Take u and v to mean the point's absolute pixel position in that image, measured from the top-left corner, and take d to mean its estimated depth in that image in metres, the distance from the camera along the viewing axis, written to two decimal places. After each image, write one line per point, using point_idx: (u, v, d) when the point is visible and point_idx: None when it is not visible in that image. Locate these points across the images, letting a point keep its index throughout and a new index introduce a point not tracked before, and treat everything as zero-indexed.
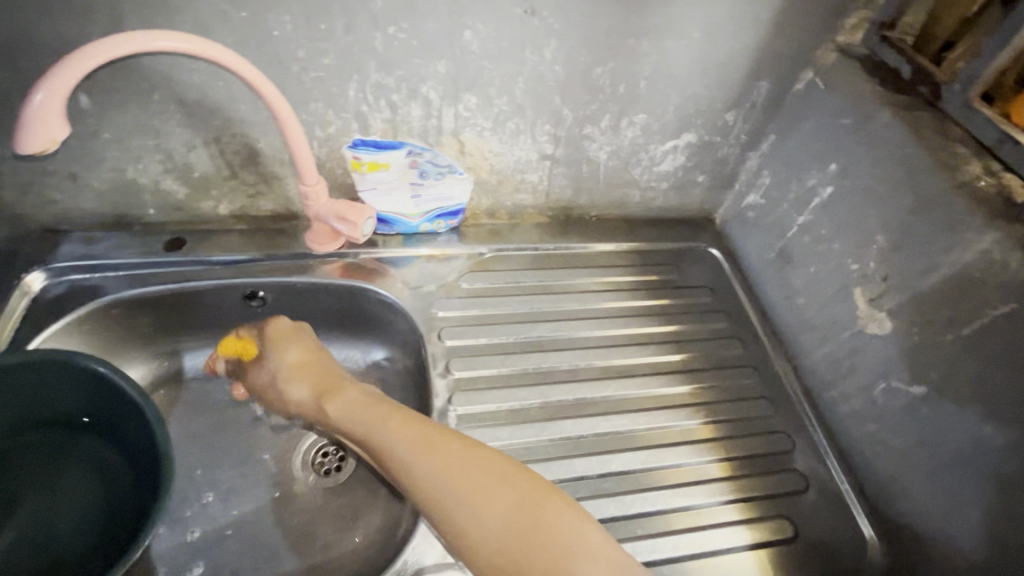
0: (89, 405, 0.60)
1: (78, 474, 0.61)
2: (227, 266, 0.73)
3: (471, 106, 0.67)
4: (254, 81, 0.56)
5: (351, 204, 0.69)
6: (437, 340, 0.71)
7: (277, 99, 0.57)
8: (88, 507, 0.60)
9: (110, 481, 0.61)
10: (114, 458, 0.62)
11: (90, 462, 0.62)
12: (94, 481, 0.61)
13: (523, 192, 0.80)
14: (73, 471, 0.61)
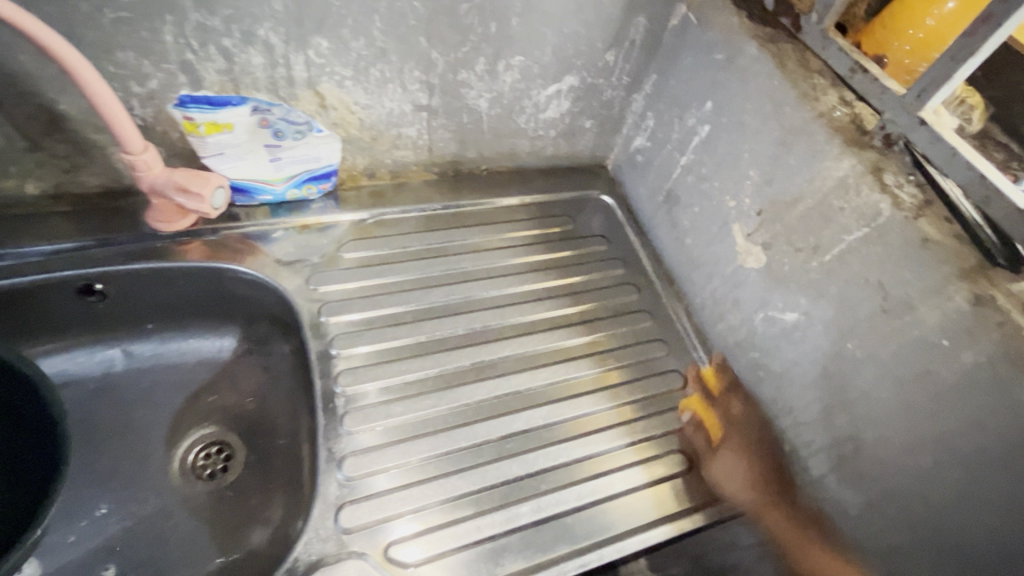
0: None
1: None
2: (47, 257, 0.60)
3: (324, 51, 0.59)
4: (21, 22, 0.44)
5: (193, 172, 0.60)
6: (318, 317, 0.64)
7: (60, 43, 0.46)
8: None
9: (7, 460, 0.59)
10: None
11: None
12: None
13: (403, 149, 0.74)
14: None
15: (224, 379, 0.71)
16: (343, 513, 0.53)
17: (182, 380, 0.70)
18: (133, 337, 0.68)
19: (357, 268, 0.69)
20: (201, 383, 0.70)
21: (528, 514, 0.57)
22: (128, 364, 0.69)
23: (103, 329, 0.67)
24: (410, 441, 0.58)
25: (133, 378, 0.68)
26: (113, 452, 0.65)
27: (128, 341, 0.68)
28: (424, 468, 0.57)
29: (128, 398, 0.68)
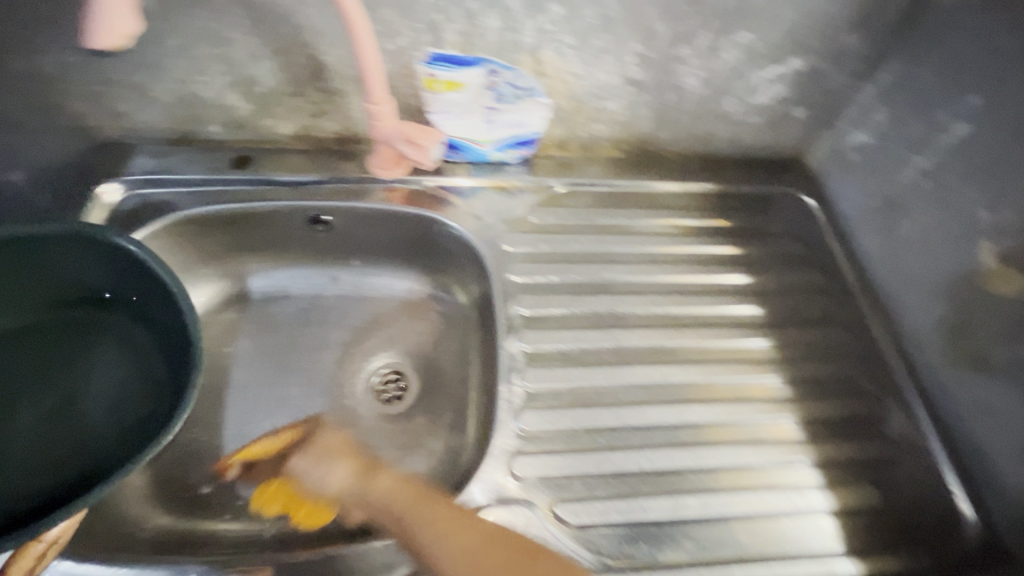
0: (134, 284, 0.58)
1: (119, 362, 0.59)
2: (291, 186, 0.72)
3: (556, 18, 0.60)
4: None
5: (420, 127, 0.65)
6: (504, 275, 0.67)
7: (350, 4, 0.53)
8: (124, 400, 0.57)
9: (149, 373, 0.58)
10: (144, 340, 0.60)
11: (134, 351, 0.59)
12: (133, 370, 0.59)
13: (599, 122, 0.74)
14: (115, 355, 0.59)
15: (405, 319, 0.78)
16: (517, 462, 0.55)
17: (372, 313, 0.78)
18: (341, 266, 0.78)
19: (541, 234, 0.71)
20: (386, 319, 0.78)
21: (695, 509, 0.55)
22: (332, 290, 0.78)
23: (319, 255, 0.77)
24: (588, 409, 0.59)
25: (334, 303, 0.78)
26: (312, 363, 0.74)
27: (337, 269, 0.78)
28: (599, 438, 0.57)
29: (329, 319, 0.77)
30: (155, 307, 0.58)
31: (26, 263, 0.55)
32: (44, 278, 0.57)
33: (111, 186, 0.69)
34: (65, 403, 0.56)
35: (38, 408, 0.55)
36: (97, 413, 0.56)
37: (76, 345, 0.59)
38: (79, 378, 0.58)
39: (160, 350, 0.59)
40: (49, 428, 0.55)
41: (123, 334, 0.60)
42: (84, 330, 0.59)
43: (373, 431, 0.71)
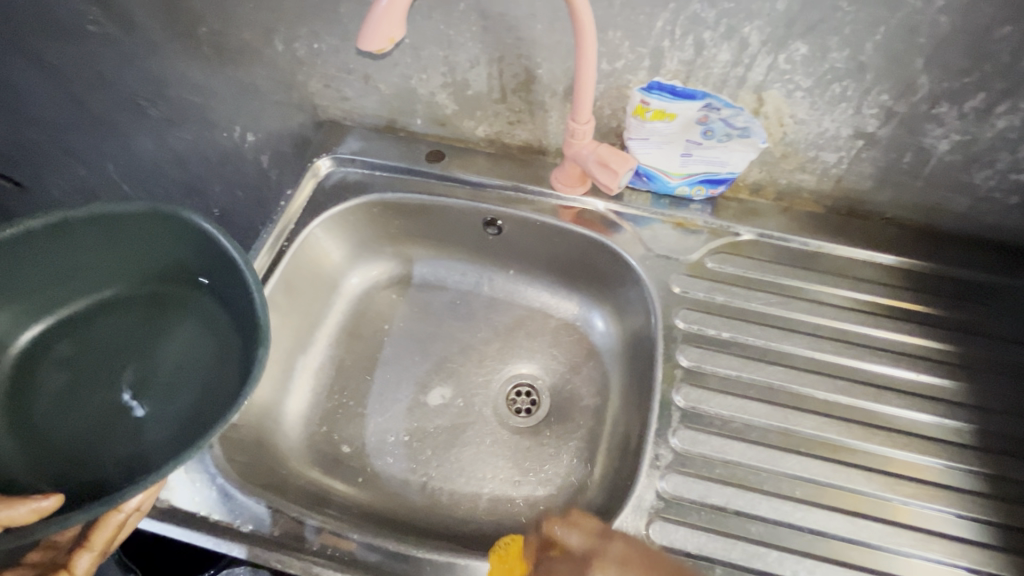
0: (203, 264, 0.62)
1: (187, 336, 0.64)
2: (472, 186, 0.74)
3: (796, 57, 0.54)
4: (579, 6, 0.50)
5: (616, 152, 0.63)
6: (672, 319, 0.62)
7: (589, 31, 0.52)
8: (189, 371, 0.62)
9: (210, 348, 0.63)
10: (211, 315, 0.64)
11: (201, 327, 0.64)
12: (198, 345, 0.63)
13: (808, 172, 0.66)
14: (183, 329, 0.64)
15: (549, 334, 0.77)
16: (654, 526, 0.51)
17: (518, 321, 0.78)
18: (499, 270, 0.79)
19: (716, 282, 0.65)
20: (531, 330, 0.77)
21: None
22: (485, 290, 0.80)
23: (482, 256, 0.79)
24: (743, 490, 0.52)
25: (484, 303, 0.79)
26: (452, 354, 0.77)
27: (494, 272, 0.79)
28: (751, 528, 0.51)
29: (477, 318, 0.79)
30: (225, 280, 0.62)
31: (121, 241, 0.61)
32: (137, 256, 0.63)
33: (324, 160, 0.76)
34: (141, 378, 0.62)
35: (133, 378, 0.61)
36: (168, 382, 0.61)
37: (163, 316, 0.64)
38: (167, 349, 0.63)
39: (223, 323, 0.63)
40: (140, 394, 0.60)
41: (200, 305, 0.65)
42: (170, 303, 0.65)
43: (497, 438, 0.71)
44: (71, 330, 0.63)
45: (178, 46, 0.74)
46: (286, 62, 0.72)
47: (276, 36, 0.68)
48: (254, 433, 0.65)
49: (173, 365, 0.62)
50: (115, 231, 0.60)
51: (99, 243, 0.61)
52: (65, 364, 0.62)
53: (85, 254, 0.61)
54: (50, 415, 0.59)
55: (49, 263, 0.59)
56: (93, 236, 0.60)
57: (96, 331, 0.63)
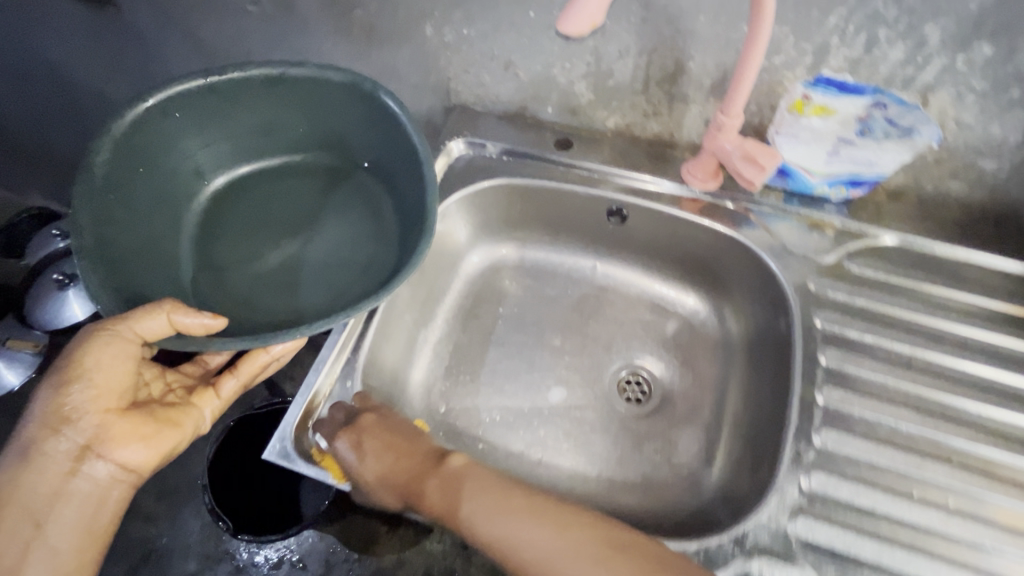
0: (375, 145, 0.64)
1: (348, 210, 0.65)
2: (600, 175, 0.76)
3: (977, 58, 0.53)
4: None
5: (764, 146, 0.63)
6: (811, 319, 0.62)
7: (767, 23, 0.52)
8: (350, 240, 0.63)
9: (372, 224, 0.64)
10: (373, 196, 0.66)
11: (363, 205, 0.65)
12: (358, 218, 0.65)
13: (959, 179, 0.64)
14: (346, 202, 0.66)
15: (662, 326, 0.78)
16: (798, 520, 0.51)
17: (632, 311, 0.79)
18: (615, 259, 0.80)
19: (857, 285, 0.64)
20: (644, 320, 0.78)
21: None
22: (599, 277, 0.81)
23: (598, 244, 0.80)
24: (889, 493, 0.52)
25: (597, 290, 0.81)
26: (562, 336, 0.79)
27: (610, 260, 0.81)
28: (898, 531, 0.51)
29: (590, 305, 0.80)
30: (394, 162, 0.63)
31: (317, 106, 0.64)
32: (322, 126, 0.66)
33: (457, 142, 0.79)
34: (304, 238, 0.63)
35: (296, 237, 0.63)
36: (329, 247, 0.63)
37: (329, 188, 0.67)
38: (327, 222, 0.65)
39: (383, 205, 0.64)
40: (297, 252, 0.62)
41: (366, 187, 0.66)
42: (338, 180, 0.67)
43: (609, 425, 0.73)
44: (250, 181, 0.67)
45: (330, 27, 0.78)
46: (432, 46, 0.75)
47: (428, 20, 0.71)
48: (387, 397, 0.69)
49: (335, 233, 0.64)
50: (312, 94, 0.63)
51: (298, 103, 0.63)
52: (240, 208, 0.65)
53: (284, 111, 0.64)
54: (221, 249, 0.62)
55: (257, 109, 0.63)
56: (297, 95, 0.62)
57: (272, 185, 0.66)
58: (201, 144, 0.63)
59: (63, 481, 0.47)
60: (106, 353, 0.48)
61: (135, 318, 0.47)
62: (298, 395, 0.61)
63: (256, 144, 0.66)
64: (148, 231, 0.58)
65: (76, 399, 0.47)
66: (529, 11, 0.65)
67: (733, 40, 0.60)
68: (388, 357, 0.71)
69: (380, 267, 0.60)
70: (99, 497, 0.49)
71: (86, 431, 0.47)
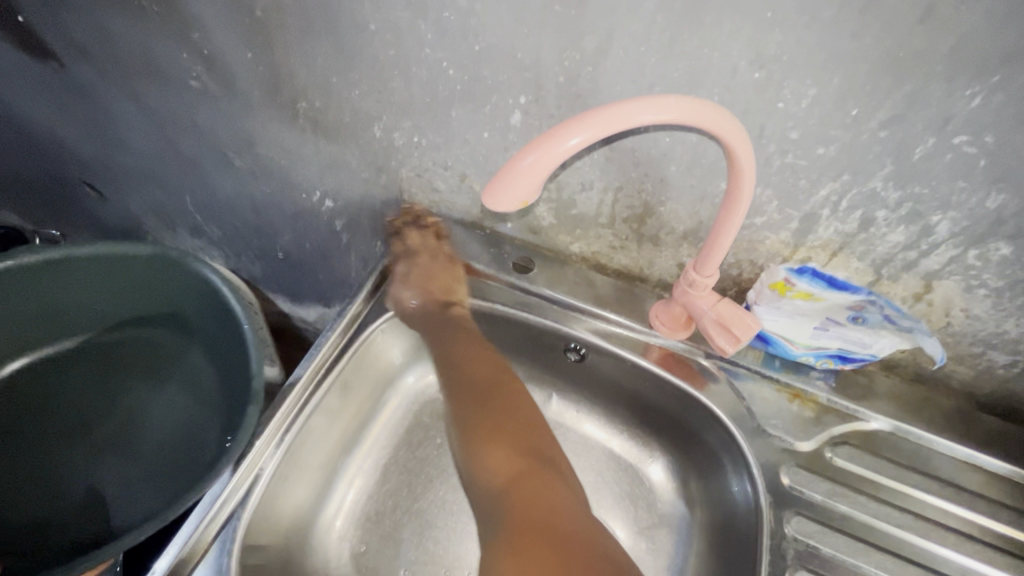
0: (196, 307, 0.78)
1: (167, 384, 0.79)
2: (558, 306, 0.66)
3: (992, 256, 0.44)
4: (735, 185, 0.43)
5: (740, 315, 0.54)
6: (782, 525, 0.52)
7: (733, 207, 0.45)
8: (158, 426, 0.76)
9: (184, 409, 0.77)
10: (196, 366, 0.80)
11: (189, 371, 0.80)
12: (173, 385, 0.79)
13: (965, 367, 0.55)
14: (156, 381, 0.79)
15: (617, 480, 0.68)
16: None
17: (585, 457, 0.69)
18: (570, 395, 0.71)
19: (838, 483, 0.54)
20: (596, 470, 0.69)
21: None
22: (551, 413, 0.71)
23: (553, 376, 0.71)
24: None
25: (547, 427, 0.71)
26: None
27: (564, 395, 0.71)
28: None
29: None
30: (210, 318, 0.78)
31: (119, 280, 0.78)
32: (133, 297, 0.79)
33: (401, 250, 0.71)
34: (119, 423, 0.75)
35: (101, 428, 0.75)
36: (130, 432, 0.75)
37: (146, 379, 0.79)
38: (146, 398, 0.78)
39: (206, 386, 0.78)
40: (156, 469, 0.72)
41: (191, 358, 0.81)
42: (162, 354, 0.81)
43: None
44: (49, 372, 0.79)
45: (274, 113, 0.71)
46: (382, 146, 0.67)
47: (376, 122, 0.64)
48: (282, 557, 0.58)
49: (144, 423, 0.76)
50: (106, 270, 0.76)
51: (105, 278, 0.77)
52: (116, 420, 0.75)
53: (89, 284, 0.77)
54: (112, 452, 0.73)
55: (72, 284, 0.76)
56: (90, 269, 0.76)
57: (69, 381, 0.78)
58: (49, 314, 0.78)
59: None
60: None
61: None
62: (157, 564, 0.50)
63: (66, 318, 0.79)
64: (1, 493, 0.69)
65: None
66: (481, 131, 0.57)
67: (709, 193, 0.51)
68: (290, 504, 0.60)
69: (186, 464, 0.72)
70: None
71: None
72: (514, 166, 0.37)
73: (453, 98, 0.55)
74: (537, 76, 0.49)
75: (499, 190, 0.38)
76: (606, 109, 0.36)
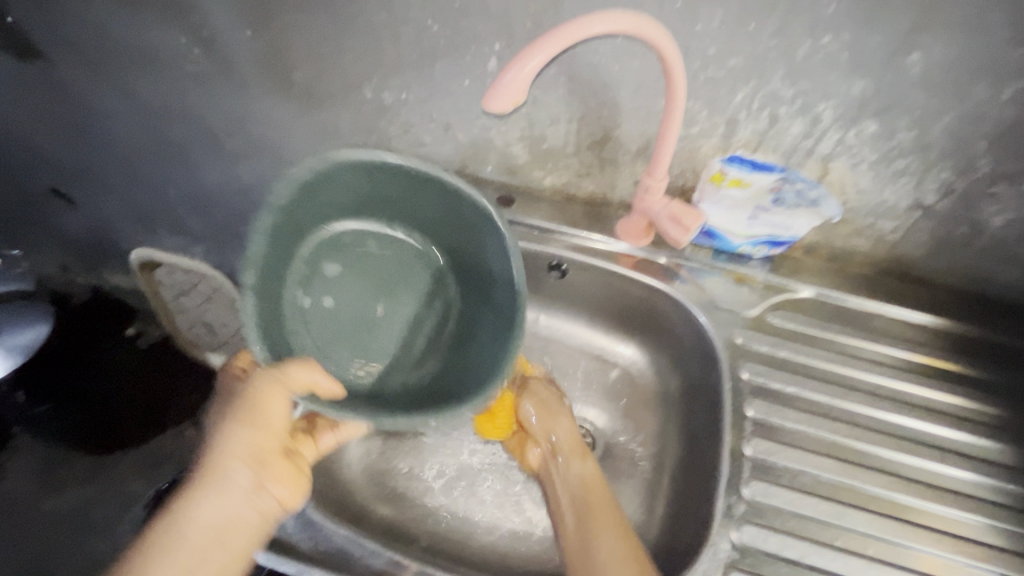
0: (466, 250, 0.63)
1: (428, 277, 0.66)
2: (538, 231, 0.77)
3: (865, 134, 0.58)
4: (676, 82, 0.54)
5: (688, 208, 0.66)
6: (738, 372, 0.65)
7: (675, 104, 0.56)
8: (419, 323, 0.65)
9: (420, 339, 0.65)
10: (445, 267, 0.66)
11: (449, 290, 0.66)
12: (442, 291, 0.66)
13: (864, 237, 0.70)
14: (431, 290, 0.66)
15: (604, 377, 0.79)
16: None
17: (575, 362, 0.81)
18: (555, 311, 0.82)
19: (779, 338, 0.68)
20: (587, 372, 0.80)
21: None
22: (541, 329, 0.82)
23: (540, 297, 0.82)
24: (807, 542, 0.55)
25: (540, 342, 0.82)
26: None
27: (551, 313, 0.82)
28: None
29: (533, 357, 0.81)
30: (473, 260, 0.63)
31: (428, 197, 0.60)
32: (465, 240, 0.62)
33: None
34: (390, 313, 0.64)
35: (381, 299, 0.64)
36: (404, 339, 0.64)
37: (397, 267, 0.65)
38: (407, 295, 0.65)
39: (425, 322, 0.65)
40: (407, 362, 0.64)
41: (445, 283, 0.66)
42: (398, 271, 0.65)
43: None
44: (381, 240, 0.65)
45: (269, 87, 0.79)
46: (372, 108, 0.77)
47: (368, 85, 0.73)
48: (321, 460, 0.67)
49: (418, 312, 0.65)
50: (457, 214, 0.60)
51: (447, 208, 0.60)
52: (344, 309, 0.63)
53: (400, 188, 0.60)
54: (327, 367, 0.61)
55: (390, 189, 0.60)
56: (434, 195, 0.59)
57: (387, 250, 0.65)
58: (341, 204, 0.61)
59: (246, 498, 0.52)
60: (270, 400, 0.51)
61: (288, 369, 0.50)
62: None
63: (411, 216, 0.63)
64: (268, 283, 0.56)
65: (242, 431, 0.52)
66: (463, 80, 0.68)
67: (654, 112, 0.64)
68: None
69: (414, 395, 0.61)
70: (235, 523, 0.51)
71: (251, 469, 0.52)
72: (512, 71, 0.47)
73: (437, 51, 0.66)
74: (508, 24, 0.60)
75: (499, 96, 0.48)
76: (560, 32, 0.47)
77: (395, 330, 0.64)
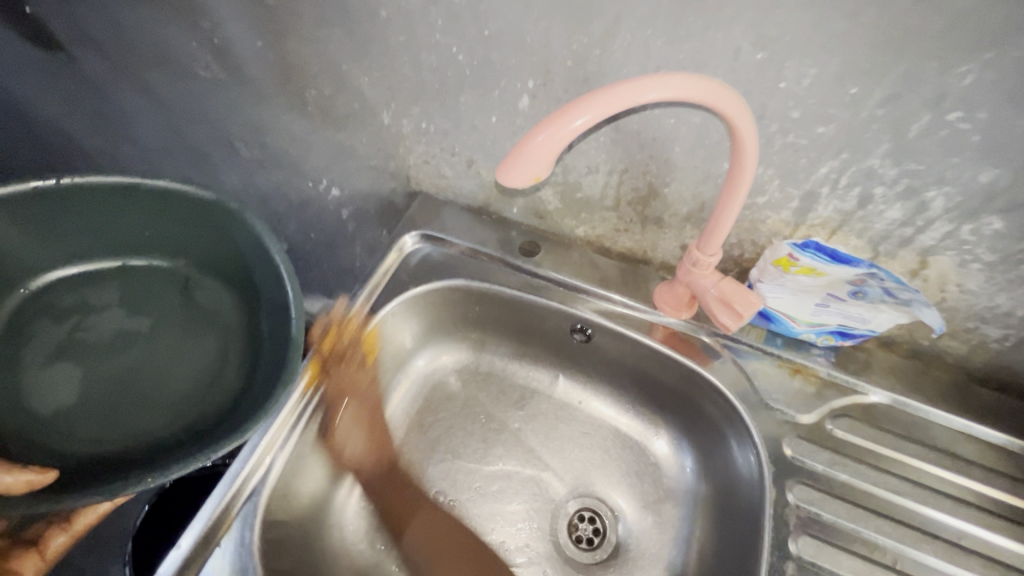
0: (213, 257, 0.67)
1: (202, 309, 0.65)
2: (566, 288, 0.68)
3: (984, 231, 0.46)
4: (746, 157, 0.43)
5: (742, 289, 0.56)
6: (786, 495, 0.54)
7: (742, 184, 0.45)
8: (188, 356, 0.62)
9: (217, 389, 0.59)
10: (224, 294, 0.66)
11: (217, 313, 0.65)
12: (213, 317, 0.65)
13: (960, 340, 0.57)
14: (197, 317, 0.64)
15: (624, 458, 0.70)
16: None
17: (591, 437, 0.71)
18: (576, 376, 0.73)
19: (838, 454, 0.57)
20: (604, 449, 0.71)
21: None
22: (559, 394, 0.73)
23: (560, 357, 0.72)
24: None
25: (555, 407, 0.73)
26: (511, 460, 0.70)
27: (570, 376, 0.73)
28: None
29: (546, 425, 0.72)
30: (255, 272, 0.63)
31: (149, 214, 0.65)
32: (177, 238, 0.66)
33: (412, 236, 0.72)
34: (154, 350, 0.62)
35: (135, 343, 0.62)
36: (184, 380, 0.60)
37: (168, 299, 0.65)
38: (177, 330, 0.63)
39: (198, 348, 0.62)
40: (178, 401, 0.58)
41: (217, 306, 0.66)
42: (153, 286, 0.66)
43: None
44: (89, 281, 0.66)
45: (283, 101, 0.72)
46: (390, 133, 0.68)
47: (385, 109, 0.65)
48: (300, 531, 0.60)
49: (191, 339, 0.63)
50: (168, 207, 0.64)
51: (160, 217, 0.65)
52: (99, 368, 0.60)
53: (89, 217, 0.64)
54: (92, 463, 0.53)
55: (87, 217, 0.63)
56: (146, 208, 0.64)
57: (141, 290, 0.66)
58: (37, 248, 0.63)
59: None
60: None
61: None
62: (180, 542, 0.52)
63: (124, 245, 0.66)
64: None
65: None
66: (490, 116, 0.59)
67: (713, 174, 0.53)
68: (306, 485, 0.62)
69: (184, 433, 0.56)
70: None
71: None
72: (533, 140, 0.38)
73: (462, 83, 0.56)
74: (545, 60, 0.50)
75: (516, 167, 0.39)
76: (610, 90, 0.37)
77: (190, 390, 0.59)
